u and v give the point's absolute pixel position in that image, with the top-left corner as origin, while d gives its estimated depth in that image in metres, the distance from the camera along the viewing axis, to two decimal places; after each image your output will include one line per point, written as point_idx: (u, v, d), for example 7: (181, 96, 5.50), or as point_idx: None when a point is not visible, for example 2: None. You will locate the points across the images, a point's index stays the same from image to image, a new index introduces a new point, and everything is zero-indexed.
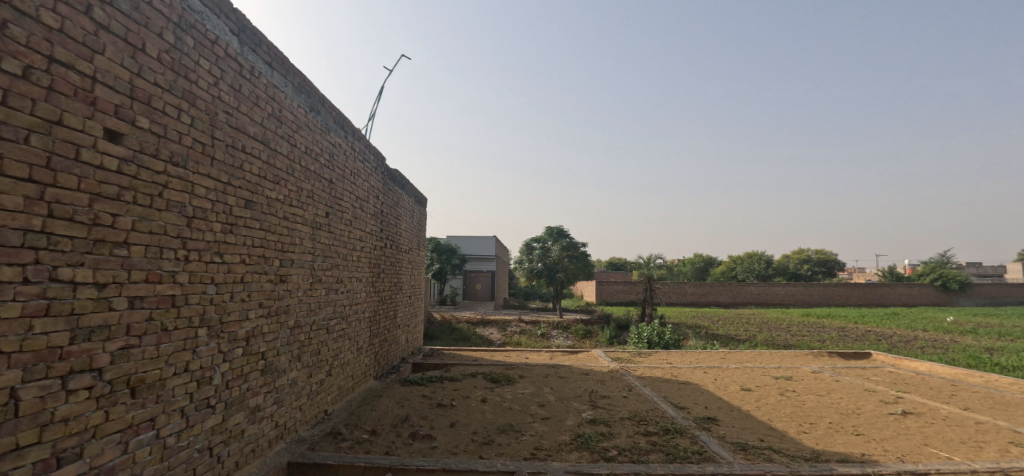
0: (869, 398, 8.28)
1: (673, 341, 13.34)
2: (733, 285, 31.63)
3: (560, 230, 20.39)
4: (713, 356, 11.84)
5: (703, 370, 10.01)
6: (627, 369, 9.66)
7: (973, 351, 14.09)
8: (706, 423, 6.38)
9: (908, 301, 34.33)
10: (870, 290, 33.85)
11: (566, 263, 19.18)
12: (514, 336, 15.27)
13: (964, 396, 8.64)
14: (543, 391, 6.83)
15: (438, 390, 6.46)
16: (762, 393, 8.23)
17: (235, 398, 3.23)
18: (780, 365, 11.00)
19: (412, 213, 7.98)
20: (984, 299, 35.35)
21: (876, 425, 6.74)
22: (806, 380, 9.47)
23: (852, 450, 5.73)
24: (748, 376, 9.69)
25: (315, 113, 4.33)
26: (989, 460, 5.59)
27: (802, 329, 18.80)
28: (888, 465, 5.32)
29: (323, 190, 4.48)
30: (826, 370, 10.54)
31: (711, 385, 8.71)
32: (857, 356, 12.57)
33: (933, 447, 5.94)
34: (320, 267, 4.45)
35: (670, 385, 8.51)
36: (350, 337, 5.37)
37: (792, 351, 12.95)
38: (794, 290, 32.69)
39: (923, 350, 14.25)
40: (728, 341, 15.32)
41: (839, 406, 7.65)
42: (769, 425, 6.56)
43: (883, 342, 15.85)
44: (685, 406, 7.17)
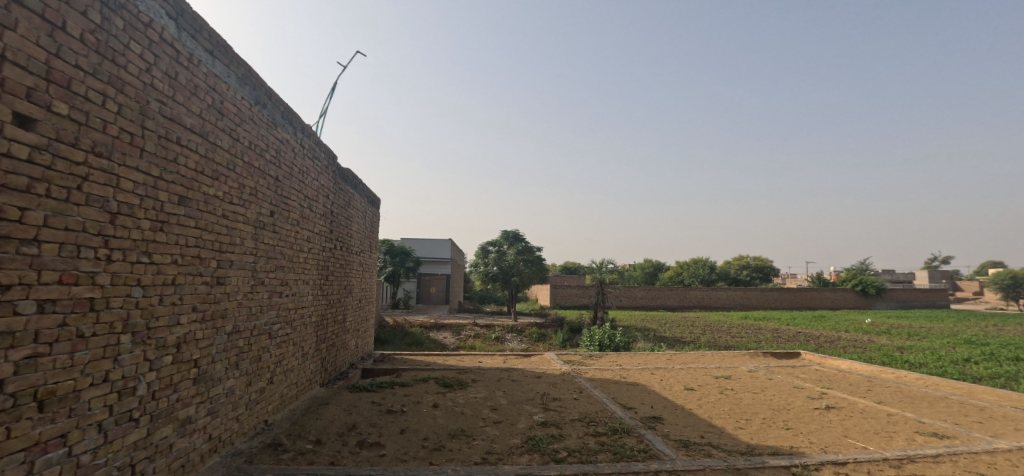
0: (798, 394, 8.89)
1: (623, 343, 13.74)
2: (679, 289, 33.04)
3: (515, 233, 20.49)
4: (660, 357, 12.30)
5: (650, 371, 10.37)
6: (578, 371, 9.85)
7: (887, 350, 15.47)
8: (652, 422, 6.61)
9: (834, 304, 37.21)
10: (801, 294, 36.40)
11: (522, 267, 19.30)
12: (468, 340, 15.17)
13: (879, 391, 9.46)
14: (495, 395, 6.81)
15: (388, 396, 6.29)
16: (704, 392, 8.62)
17: (162, 410, 2.99)
18: (720, 365, 11.59)
19: (364, 213, 7.74)
20: (897, 303, 38.93)
21: (803, 419, 7.25)
22: (743, 379, 10.03)
23: (782, 443, 6.13)
24: (692, 376, 10.14)
25: (261, 107, 4.12)
26: (898, 448, 6.15)
27: (741, 331, 19.94)
28: (814, 456, 5.73)
29: (267, 188, 4.26)
30: (761, 369, 11.20)
31: (657, 385, 9.03)
32: (789, 355, 13.48)
33: (851, 438, 6.46)
34: (263, 269, 4.22)
35: (619, 386, 8.74)
36: (295, 342, 5.12)
37: (732, 352, 13.69)
38: (735, 294, 34.57)
39: (845, 350, 15.49)
40: (674, 343, 15.97)
41: (772, 403, 8.16)
42: (710, 422, 6.89)
43: (811, 343, 17.09)
44: (632, 406, 7.39)
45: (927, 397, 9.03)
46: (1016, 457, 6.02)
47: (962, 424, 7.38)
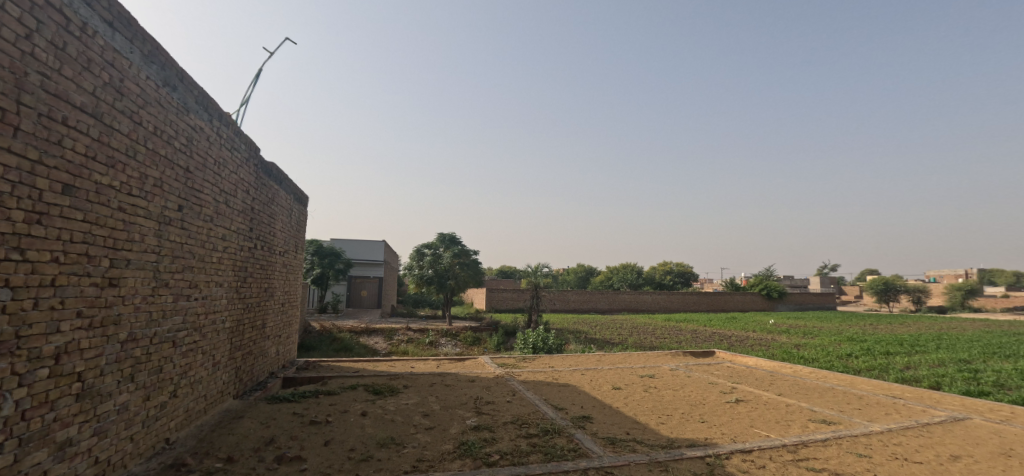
0: (713, 390, 9.59)
1: (555, 346, 14.05)
2: (609, 293, 34.45)
3: (451, 236, 20.27)
4: (590, 359, 12.73)
5: (581, 372, 10.67)
6: (511, 373, 9.91)
7: (787, 347, 17.19)
8: (581, 421, 6.79)
9: (743, 307, 40.72)
10: (716, 297, 39.42)
11: (458, 270, 19.13)
12: (400, 345, 14.74)
13: (780, 384, 10.46)
14: (427, 401, 6.66)
15: (312, 405, 5.93)
16: (629, 391, 9.02)
17: (35, 432, 2.59)
18: (645, 364, 12.20)
19: (289, 211, 7.25)
20: (795, 305, 43.41)
21: (716, 412, 7.83)
22: (665, 377, 10.63)
23: (698, 435, 6.57)
24: (619, 375, 10.59)
25: (169, 89, 3.73)
26: (795, 435, 6.82)
27: (663, 333, 21.21)
28: (725, 445, 6.19)
29: (175, 179, 3.86)
30: (681, 367, 11.94)
31: (587, 385, 9.32)
32: (705, 354, 14.52)
33: (757, 428, 7.08)
34: (167, 269, 3.80)
35: (550, 387, 8.91)
36: (205, 351, 4.66)
37: (656, 352, 14.49)
38: (659, 298, 36.68)
39: (752, 348, 16.99)
40: (603, 344, 16.61)
41: (690, 398, 8.71)
42: (634, 418, 7.21)
43: (724, 342, 18.54)
44: (563, 407, 7.56)
45: (819, 388, 10.11)
46: (888, 438, 6.89)
47: (847, 411, 8.33)
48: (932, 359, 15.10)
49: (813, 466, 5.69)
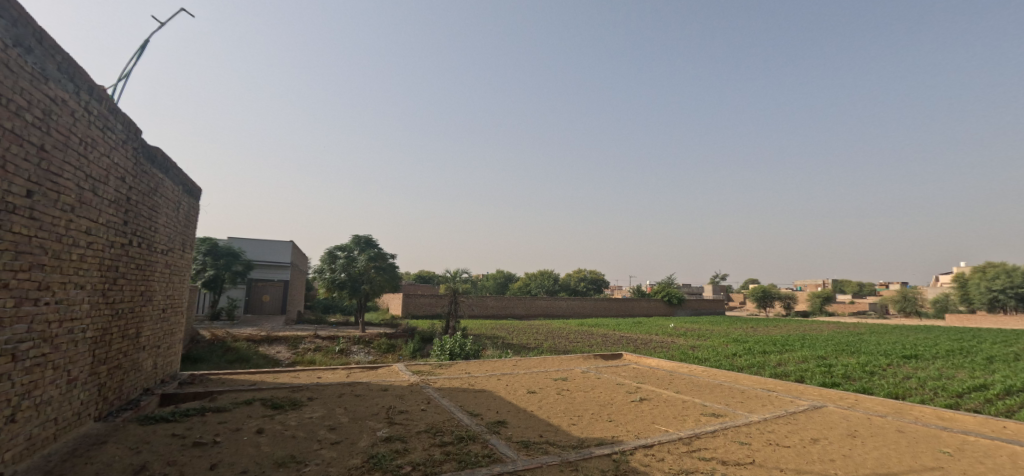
0: (619, 390, 10.15)
1: (473, 351, 13.97)
2: (526, 299, 35.15)
3: (367, 239, 19.40)
4: (506, 364, 12.84)
5: (497, 377, 10.71)
6: (427, 381, 9.68)
7: (684, 349, 18.77)
8: (496, 426, 6.81)
9: (648, 312, 43.77)
10: (625, 303, 41.98)
11: (373, 274, 18.34)
12: (306, 354, 13.73)
13: (677, 382, 11.35)
14: (334, 413, 6.24)
15: (196, 425, 5.28)
16: (543, 394, 9.22)
17: None
18: (559, 368, 12.57)
19: (177, 204, 6.44)
20: (692, 311, 47.61)
21: (622, 411, 8.28)
22: (577, 380, 11.03)
23: (606, 434, 6.89)
24: (534, 379, 10.79)
25: (21, 50, 3.14)
26: (690, 428, 7.42)
27: (577, 337, 22.09)
28: (629, 442, 6.55)
29: (25, 159, 3.24)
30: (592, 370, 12.48)
31: (503, 390, 9.37)
32: (614, 357, 15.34)
33: (657, 424, 7.60)
34: (7, 266, 3.17)
35: (466, 394, 8.83)
36: (57, 364, 3.95)
37: (569, 356, 15.01)
38: (573, 304, 38.17)
39: (655, 350, 18.30)
40: (519, 349, 16.87)
41: (600, 399, 9.12)
42: (548, 421, 7.38)
43: (631, 345, 19.78)
44: (479, 413, 7.52)
45: (711, 385, 11.14)
46: (765, 426, 7.77)
47: (732, 405, 9.25)
48: (799, 356, 17.37)
49: (705, 456, 6.21)
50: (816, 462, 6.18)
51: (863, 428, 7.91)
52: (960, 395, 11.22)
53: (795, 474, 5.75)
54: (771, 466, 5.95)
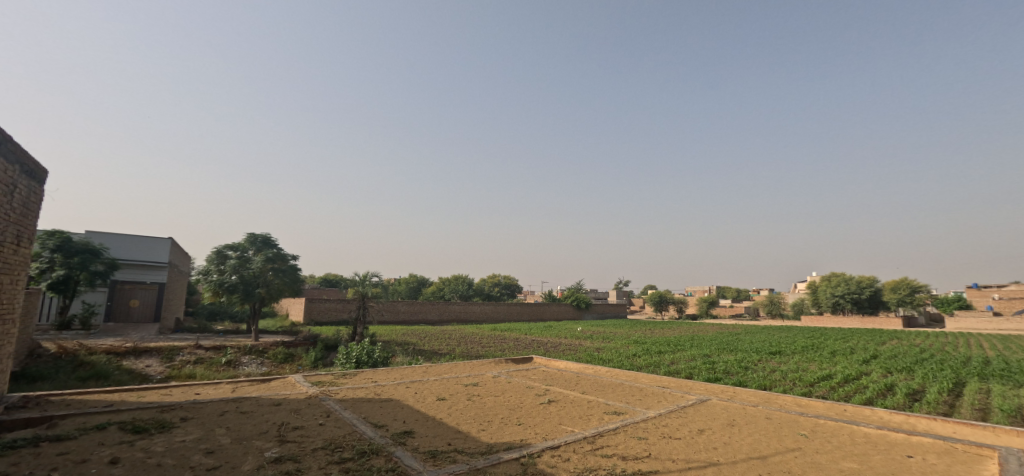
0: (529, 393, 10.31)
1: (381, 359, 13.34)
2: (439, 304, 34.58)
3: (264, 238, 17.77)
4: (416, 371, 12.46)
5: (405, 385, 10.31)
6: (328, 392, 9.02)
7: (590, 351, 19.68)
8: (402, 437, 6.52)
9: (558, 316, 45.37)
10: (536, 308, 43.10)
11: (271, 277, 16.79)
12: (184, 367, 12.11)
13: (583, 383, 11.83)
14: (213, 435, 5.52)
15: (26, 460, 4.35)
16: (453, 401, 9.05)
17: None
18: (470, 373, 12.46)
19: (9, 186, 5.29)
20: (598, 315, 50.27)
21: (531, 414, 8.39)
22: (488, 385, 11.02)
23: (515, 438, 6.92)
24: (444, 386, 10.57)
25: None
26: (593, 427, 7.74)
27: (489, 341, 22.18)
28: (537, 444, 6.64)
29: None
30: (503, 374, 12.54)
31: (411, 399, 9.04)
32: (524, 360, 15.61)
33: (564, 424, 7.82)
34: None
35: (371, 404, 8.37)
36: None
37: (481, 360, 14.98)
38: (487, 308, 38.32)
39: (564, 353, 18.97)
40: (430, 355, 16.48)
41: (509, 403, 9.18)
42: (457, 428, 7.24)
43: (541, 348, 20.29)
44: (384, 424, 7.15)
45: (613, 385, 11.75)
46: (660, 421, 8.35)
47: (632, 402, 9.84)
48: (689, 355, 19.07)
49: (607, 453, 6.49)
50: (702, 451, 6.76)
51: (740, 418, 8.85)
52: (813, 384, 13.07)
53: (685, 463, 6.23)
54: (664, 458, 6.39)
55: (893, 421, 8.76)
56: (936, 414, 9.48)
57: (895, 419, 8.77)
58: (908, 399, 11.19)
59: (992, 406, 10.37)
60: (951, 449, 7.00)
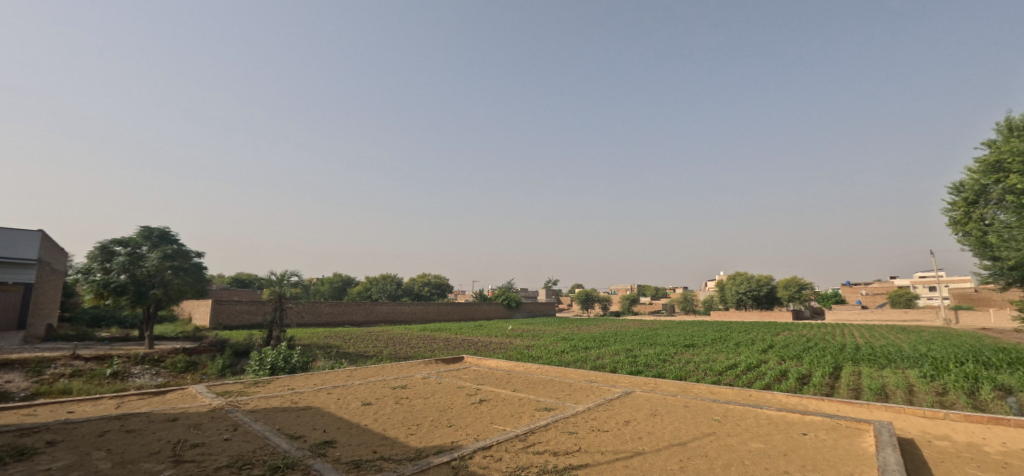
0: (460, 393, 10.09)
1: (300, 364, 12.38)
2: (366, 305, 33.13)
3: (160, 233, 15.83)
4: (339, 375, 11.73)
5: (326, 392, 9.64)
6: (236, 403, 8.16)
7: (520, 349, 19.84)
8: (322, 448, 6.03)
9: (488, 315, 45.41)
10: (467, 307, 42.78)
11: (170, 277, 14.97)
12: (57, 381, 10.38)
13: (514, 381, 11.83)
14: (88, 460, 4.71)
15: None
16: (380, 405, 8.59)
17: None
18: (397, 376, 11.96)
19: None
20: (527, 313, 51.06)
21: (462, 415, 8.19)
22: (417, 387, 10.62)
23: (445, 440, 6.68)
24: (370, 390, 10.03)
25: None
26: (525, 424, 7.71)
27: (418, 342, 21.59)
28: (468, 446, 6.46)
29: None
30: (433, 375, 12.18)
31: (333, 405, 8.44)
32: (455, 360, 15.35)
33: (496, 423, 7.71)
34: None
35: (287, 414, 7.69)
36: None
37: (409, 362, 14.48)
38: (416, 308, 37.37)
39: (494, 351, 18.94)
40: (355, 358, 15.66)
41: (439, 405, 8.90)
42: (383, 434, 6.85)
43: (471, 347, 20.10)
44: (301, 435, 6.58)
45: (543, 381, 11.85)
46: (588, 415, 8.54)
47: (561, 398, 9.98)
48: (613, 350, 19.88)
49: (538, 450, 6.47)
50: (629, 442, 6.97)
51: (661, 407, 9.30)
52: (721, 373, 14.16)
53: (613, 454, 6.37)
54: (594, 451, 6.49)
55: (790, 403, 9.65)
56: (822, 395, 10.62)
57: (791, 400, 9.68)
58: (798, 383, 12.48)
59: (863, 386, 11.86)
60: (837, 425, 7.82)
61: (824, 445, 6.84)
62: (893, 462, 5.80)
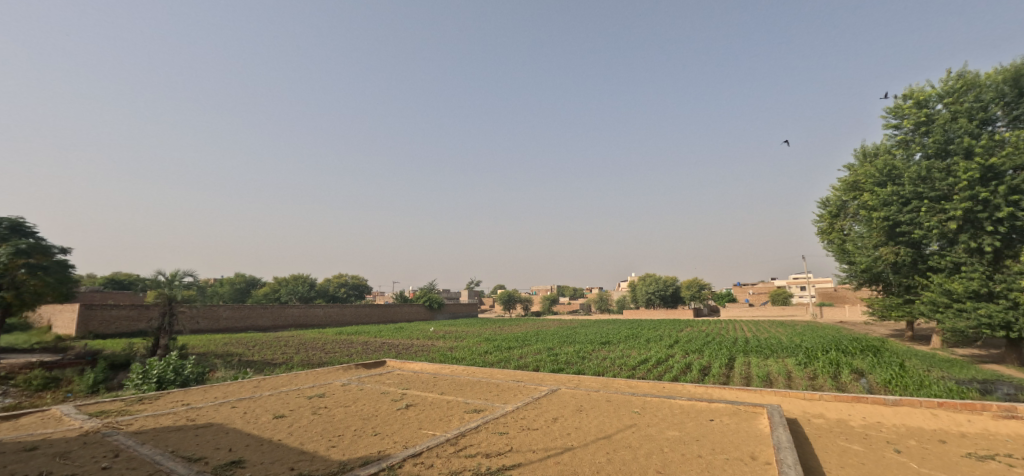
0: (384, 399, 9.51)
1: (194, 375, 10.89)
2: (273, 307, 30.50)
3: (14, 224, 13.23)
4: (244, 386, 10.52)
5: (231, 405, 8.56)
6: (116, 424, 6.93)
7: (443, 350, 19.38)
8: (227, 470, 5.28)
9: (409, 317, 44.12)
10: (387, 309, 41.20)
11: (26, 277, 12.56)
12: None
13: (441, 384, 11.44)
14: None
15: None
16: (295, 417, 7.80)
17: None
18: (313, 384, 11.02)
19: None
20: (449, 315, 50.46)
21: (387, 422, 7.69)
22: (336, 394, 9.84)
23: (372, 450, 6.20)
24: (282, 401, 9.10)
25: None
26: (455, 428, 7.42)
27: (333, 347, 20.24)
28: (397, 454, 6.04)
29: None
30: (353, 382, 11.39)
31: (240, 420, 7.50)
32: (376, 364, 14.57)
33: (425, 428, 7.34)
34: None
35: (183, 433, 6.67)
36: None
37: (325, 368, 13.47)
38: (331, 310, 35.22)
39: (416, 354, 18.32)
40: (262, 366, 14.22)
41: (362, 412, 8.30)
42: (300, 449, 6.19)
43: (391, 350, 19.27)
44: (201, 456, 5.73)
45: (470, 383, 11.59)
46: (518, 414, 8.47)
47: (490, 399, 9.81)
48: (535, 349, 20.18)
49: (470, 453, 6.24)
50: (558, 438, 6.98)
51: (586, 403, 9.51)
52: (635, 368, 14.93)
53: (544, 452, 6.32)
54: (526, 449, 6.40)
55: (697, 392, 10.34)
56: (721, 384, 11.56)
57: (699, 390, 10.37)
58: (700, 373, 13.54)
59: (752, 373, 13.16)
60: (737, 410, 8.47)
61: (730, 429, 7.33)
62: (784, 440, 6.33)
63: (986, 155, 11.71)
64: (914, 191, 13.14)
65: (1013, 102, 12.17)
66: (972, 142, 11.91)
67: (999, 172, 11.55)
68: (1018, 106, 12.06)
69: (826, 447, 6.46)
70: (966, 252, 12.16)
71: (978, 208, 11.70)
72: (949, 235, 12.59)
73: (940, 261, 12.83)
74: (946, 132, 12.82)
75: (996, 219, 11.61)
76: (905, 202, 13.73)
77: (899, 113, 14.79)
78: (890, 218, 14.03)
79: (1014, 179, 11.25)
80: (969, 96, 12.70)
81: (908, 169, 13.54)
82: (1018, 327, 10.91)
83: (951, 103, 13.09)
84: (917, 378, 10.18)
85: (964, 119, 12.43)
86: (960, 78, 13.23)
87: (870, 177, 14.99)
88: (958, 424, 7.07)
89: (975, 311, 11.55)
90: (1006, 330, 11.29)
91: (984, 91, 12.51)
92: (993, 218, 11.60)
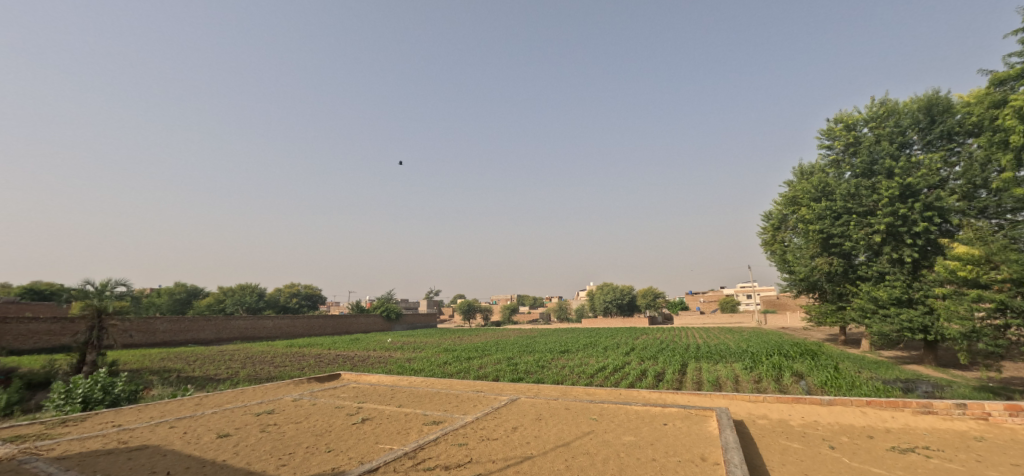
0: (338, 414, 9.18)
1: (125, 394, 10.08)
2: (217, 319, 28.75)
3: None
4: (185, 404, 9.87)
5: (169, 425, 8.00)
6: (35, 449, 6.33)
7: (400, 362, 18.97)
8: None
9: (366, 329, 42.88)
10: (341, 320, 39.91)
11: None
12: None
13: (398, 396, 11.17)
14: None
15: None
16: (241, 436, 7.39)
17: None
18: (262, 400, 10.48)
19: None
20: (408, 325, 49.43)
21: (342, 438, 7.43)
22: (288, 411, 9.40)
23: (324, 468, 5.99)
24: (227, 418, 8.59)
25: None
26: (413, 441, 7.25)
27: (284, 360, 19.35)
28: (352, 471, 5.85)
29: None
30: (305, 396, 10.93)
31: (180, 441, 7.03)
32: (330, 377, 14.07)
33: (381, 443, 7.16)
34: None
35: (114, 458, 6.18)
36: None
37: (275, 383, 12.85)
38: (281, 323, 33.69)
39: (373, 366, 17.84)
40: (205, 383, 13.40)
41: (315, 429, 7.98)
42: (247, 469, 5.89)
43: (346, 363, 18.65)
44: None
45: (429, 394, 11.41)
46: (477, 425, 8.41)
47: (449, 410, 9.68)
48: (495, 359, 20.13)
49: (429, 466, 6.13)
50: (518, 447, 6.99)
51: (546, 411, 9.57)
52: (592, 375, 15.18)
53: (504, 462, 6.31)
54: (485, 460, 6.37)
55: (652, 398, 10.64)
56: (674, 390, 11.95)
57: (653, 396, 10.67)
58: (654, 379, 13.94)
59: (702, 379, 13.69)
60: (688, 414, 8.79)
61: (681, 432, 7.61)
62: (731, 441, 6.64)
63: (905, 175, 12.84)
64: (844, 206, 14.24)
65: (927, 128, 13.43)
66: (893, 164, 13.08)
67: (916, 191, 12.72)
68: (931, 132, 13.31)
69: (768, 446, 6.82)
70: (889, 262, 13.30)
71: (899, 223, 12.82)
72: (875, 247, 13.70)
73: (867, 271, 13.93)
74: (872, 154, 14.02)
75: (913, 233, 12.75)
76: (837, 216, 14.84)
77: (831, 135, 16.05)
78: (824, 230, 15.12)
79: (928, 197, 12.39)
80: (890, 122, 14.01)
81: (840, 186, 14.67)
82: (934, 330, 12.01)
83: (876, 127, 14.37)
84: (849, 378, 10.97)
85: (886, 143, 13.65)
86: (882, 105, 14.54)
87: (807, 193, 16.06)
88: (883, 421, 7.68)
89: (898, 316, 12.61)
90: (924, 333, 12.40)
91: (903, 117, 13.82)
92: (912, 231, 12.73)
